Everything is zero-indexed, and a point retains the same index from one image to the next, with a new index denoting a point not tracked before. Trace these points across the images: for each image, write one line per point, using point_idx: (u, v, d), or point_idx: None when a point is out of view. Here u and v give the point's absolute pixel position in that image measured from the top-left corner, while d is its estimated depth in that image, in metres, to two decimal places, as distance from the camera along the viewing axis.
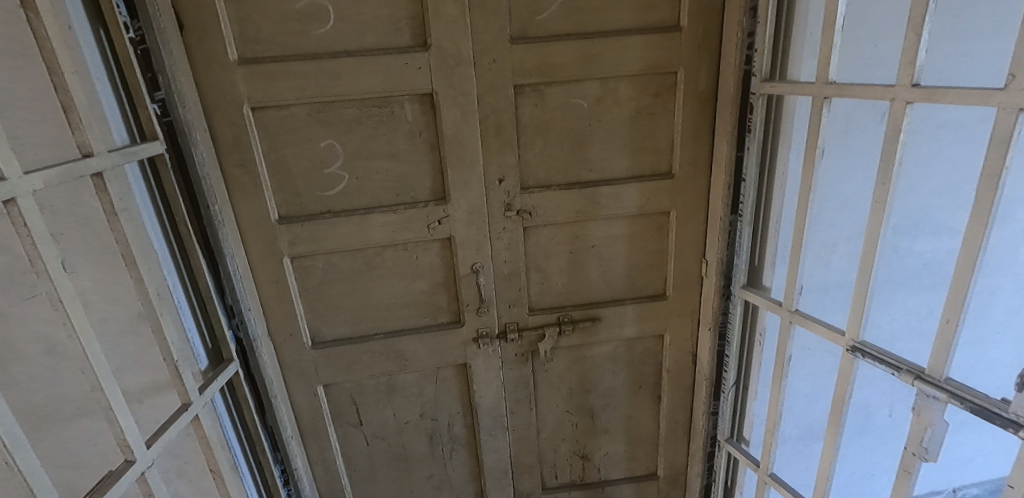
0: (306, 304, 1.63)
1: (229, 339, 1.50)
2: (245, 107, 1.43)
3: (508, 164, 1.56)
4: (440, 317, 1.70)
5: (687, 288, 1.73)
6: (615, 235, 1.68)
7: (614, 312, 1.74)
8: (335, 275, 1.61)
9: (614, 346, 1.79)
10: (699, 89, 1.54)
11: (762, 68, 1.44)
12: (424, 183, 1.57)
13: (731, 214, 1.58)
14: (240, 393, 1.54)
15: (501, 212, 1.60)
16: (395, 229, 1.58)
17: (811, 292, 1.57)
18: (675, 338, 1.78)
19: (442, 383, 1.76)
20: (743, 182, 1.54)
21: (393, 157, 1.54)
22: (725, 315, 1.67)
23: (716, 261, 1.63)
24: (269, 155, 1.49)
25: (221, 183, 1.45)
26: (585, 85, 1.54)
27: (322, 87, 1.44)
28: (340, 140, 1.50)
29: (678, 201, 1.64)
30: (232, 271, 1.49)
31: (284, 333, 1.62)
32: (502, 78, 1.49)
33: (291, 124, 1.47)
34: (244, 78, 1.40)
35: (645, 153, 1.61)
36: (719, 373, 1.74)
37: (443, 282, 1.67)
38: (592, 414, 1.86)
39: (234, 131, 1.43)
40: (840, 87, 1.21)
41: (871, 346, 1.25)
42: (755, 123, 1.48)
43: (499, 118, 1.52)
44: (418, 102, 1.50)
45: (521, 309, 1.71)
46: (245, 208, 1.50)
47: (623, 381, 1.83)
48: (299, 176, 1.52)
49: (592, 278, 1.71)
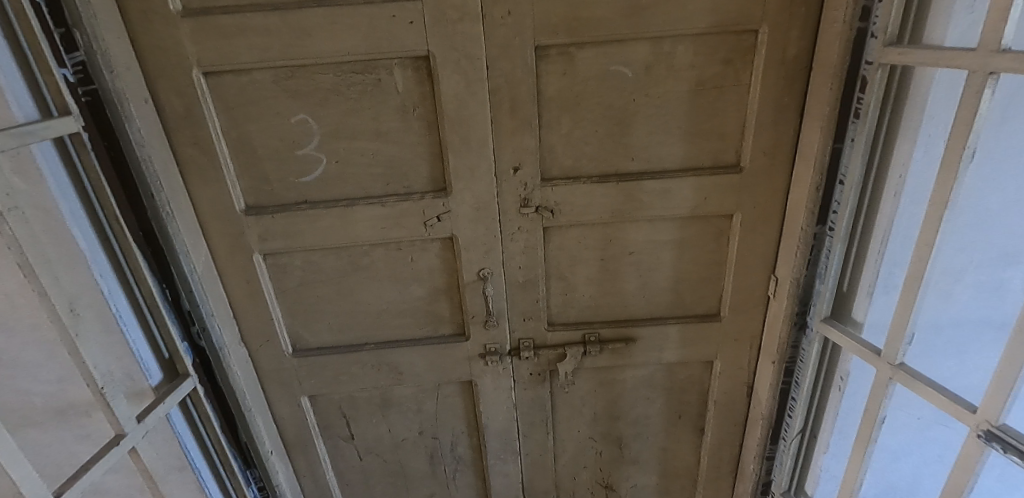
0: (284, 307, 1.38)
1: (184, 351, 1.24)
2: (195, 73, 1.13)
3: (526, 149, 1.22)
4: (442, 328, 1.42)
5: (748, 309, 1.38)
6: (660, 241, 1.33)
7: (653, 333, 1.42)
8: (315, 276, 1.35)
9: (651, 370, 1.48)
10: (787, 56, 1.14)
11: (886, 27, 1.00)
12: (420, 170, 1.25)
13: (818, 225, 1.19)
14: (203, 412, 1.29)
15: (516, 209, 1.28)
16: (384, 226, 1.28)
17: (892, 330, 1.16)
18: (727, 365, 1.45)
19: (445, 400, 1.50)
20: (839, 185, 1.13)
21: (382, 137, 1.22)
22: (797, 349, 1.31)
23: (789, 283, 1.26)
24: (230, 131, 1.20)
25: (170, 162, 1.18)
26: (631, 47, 1.16)
27: (289, 48, 1.13)
28: (314, 114, 1.20)
29: (745, 202, 1.27)
30: (187, 271, 1.23)
31: (260, 338, 1.38)
32: (520, 36, 1.13)
33: (254, 94, 1.17)
34: (190, 34, 1.10)
35: (705, 139, 1.24)
36: (783, 415, 1.40)
37: (445, 288, 1.37)
38: (620, 443, 1.57)
39: (184, 102, 1.15)
40: (1020, 58, 0.80)
41: (1015, 435, 0.89)
42: (866, 106, 1.04)
43: (516, 91, 1.17)
44: (411, 67, 1.16)
45: (539, 323, 1.41)
46: (203, 195, 1.23)
47: (659, 409, 1.53)
48: (267, 158, 1.23)
49: (627, 291, 1.38)
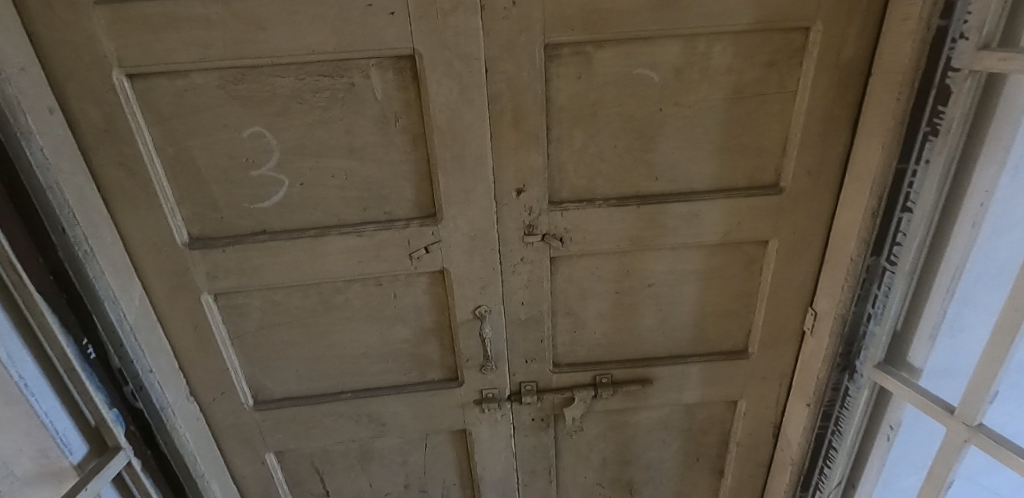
0: (241, 354, 1.15)
1: (111, 420, 1.01)
2: (116, 74, 0.89)
3: (532, 167, 1.02)
4: (431, 373, 1.21)
5: (780, 345, 1.22)
6: (683, 271, 1.15)
7: (673, 372, 1.24)
8: (278, 318, 1.12)
9: (667, 411, 1.31)
10: (843, 57, 0.96)
11: (981, 26, 0.82)
12: (405, 193, 1.04)
13: (872, 256, 1.02)
14: (143, 487, 1.06)
15: (519, 237, 1.08)
16: (361, 259, 1.07)
17: (955, 378, 1.00)
18: (753, 404, 1.29)
19: (434, 451, 1.30)
20: (907, 213, 0.96)
21: (356, 154, 1.00)
22: (838, 393, 1.15)
23: (832, 320, 1.10)
24: (165, 148, 0.97)
25: (88, 188, 0.94)
26: (660, 47, 0.96)
27: (236, 45, 0.89)
28: (271, 126, 0.97)
29: (784, 227, 1.10)
30: (114, 323, 1.00)
31: (213, 391, 1.16)
32: (526, 32, 0.92)
33: (194, 102, 0.94)
34: (107, 26, 0.86)
35: (741, 154, 1.05)
36: (818, 462, 1.24)
37: (434, 328, 1.17)
38: (631, 488, 1.41)
39: (103, 112, 0.91)
40: None
41: None
42: (947, 122, 0.88)
43: (520, 99, 0.96)
44: (392, 69, 0.94)
45: (543, 365, 1.22)
46: (134, 226, 1.00)
47: (675, 451, 1.36)
48: (214, 180, 1.00)
49: (645, 327, 1.21)
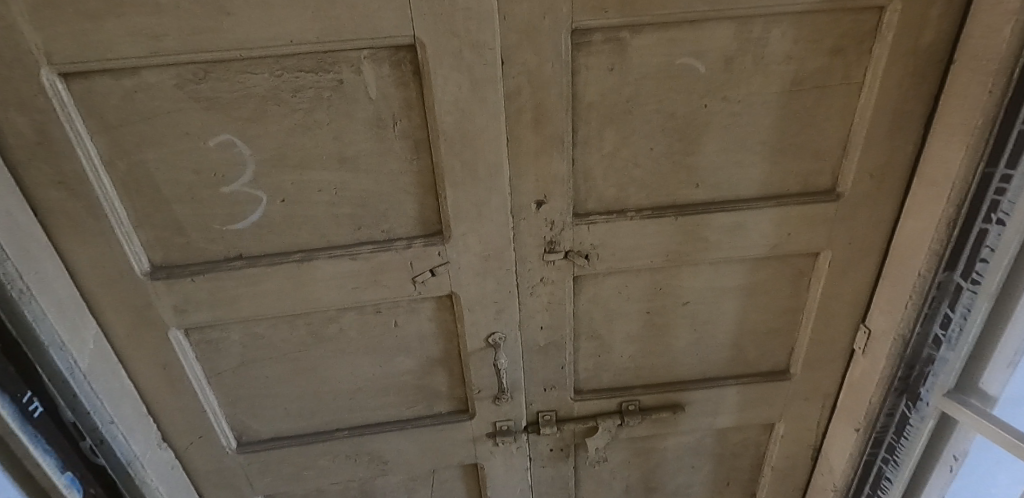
0: (220, 393, 1.00)
1: (66, 486, 0.86)
2: (47, 74, 0.71)
3: (555, 176, 0.87)
4: (438, 405, 1.08)
5: (826, 364, 1.09)
6: (722, 287, 1.02)
7: (707, 396, 1.12)
8: (261, 353, 0.97)
9: (699, 435, 1.18)
10: (923, 41, 0.81)
11: None
12: (406, 208, 0.88)
13: (944, 272, 0.89)
14: None
15: (540, 256, 0.93)
16: (356, 286, 0.91)
17: None
18: (793, 426, 1.17)
19: (442, 486, 1.17)
20: (994, 225, 0.83)
21: (347, 164, 0.84)
22: (892, 419, 1.04)
23: (891, 341, 0.97)
24: (115, 161, 0.80)
25: (20, 214, 0.77)
26: (707, 31, 0.81)
27: (194, 35, 0.72)
28: (243, 133, 0.80)
29: (840, 237, 0.96)
30: (64, 373, 0.83)
31: (189, 435, 1.01)
32: (551, 15, 0.76)
33: (147, 106, 0.77)
34: (28, 13, 0.68)
35: (794, 155, 0.91)
36: (863, 490, 1.13)
37: (441, 357, 1.03)
38: None
39: (33, 121, 0.74)
40: None
41: None
42: None
43: (542, 96, 0.81)
44: (389, 62, 0.78)
45: (564, 393, 1.08)
46: (83, 255, 0.83)
47: (706, 476, 1.25)
48: (177, 198, 0.83)
49: (677, 348, 1.07)
